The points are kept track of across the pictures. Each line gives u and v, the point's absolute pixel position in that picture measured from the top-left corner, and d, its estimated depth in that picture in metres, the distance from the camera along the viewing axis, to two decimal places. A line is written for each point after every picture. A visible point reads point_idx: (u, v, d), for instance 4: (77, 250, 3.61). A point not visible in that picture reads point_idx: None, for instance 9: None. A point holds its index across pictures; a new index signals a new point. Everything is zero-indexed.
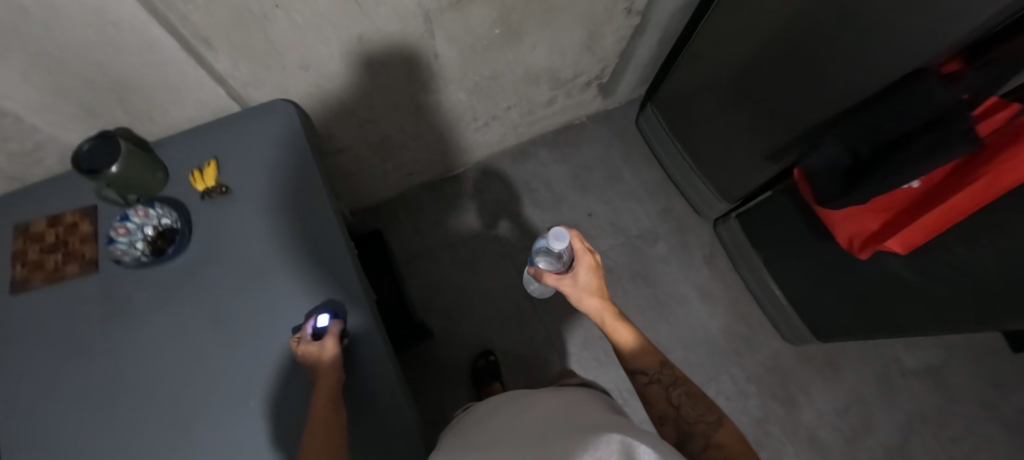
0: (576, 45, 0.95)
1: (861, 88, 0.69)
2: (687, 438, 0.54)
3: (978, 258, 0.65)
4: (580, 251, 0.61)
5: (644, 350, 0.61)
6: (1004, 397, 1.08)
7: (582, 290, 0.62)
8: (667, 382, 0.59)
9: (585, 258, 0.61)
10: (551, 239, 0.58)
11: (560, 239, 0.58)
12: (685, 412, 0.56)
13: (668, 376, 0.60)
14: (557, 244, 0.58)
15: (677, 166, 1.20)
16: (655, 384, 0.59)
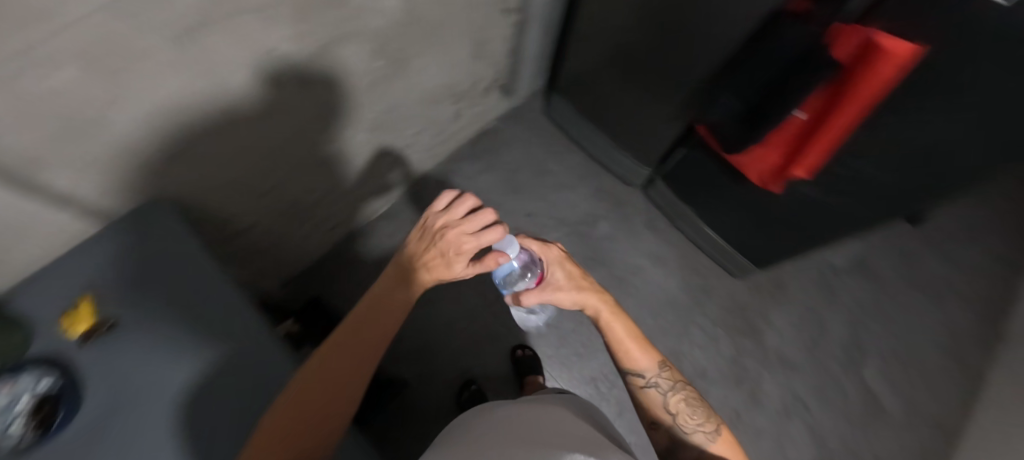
0: (465, 56, 0.94)
1: (728, 40, 0.73)
2: (679, 445, 0.56)
3: (866, 162, 0.72)
4: (543, 252, 0.65)
5: (642, 351, 0.61)
6: (911, 267, 1.28)
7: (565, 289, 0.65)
8: (663, 385, 0.59)
9: (549, 253, 0.66)
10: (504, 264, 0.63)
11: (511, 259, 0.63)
12: (681, 419, 0.57)
13: (666, 379, 0.59)
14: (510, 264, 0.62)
15: (595, 144, 1.23)
16: (652, 388, 0.59)
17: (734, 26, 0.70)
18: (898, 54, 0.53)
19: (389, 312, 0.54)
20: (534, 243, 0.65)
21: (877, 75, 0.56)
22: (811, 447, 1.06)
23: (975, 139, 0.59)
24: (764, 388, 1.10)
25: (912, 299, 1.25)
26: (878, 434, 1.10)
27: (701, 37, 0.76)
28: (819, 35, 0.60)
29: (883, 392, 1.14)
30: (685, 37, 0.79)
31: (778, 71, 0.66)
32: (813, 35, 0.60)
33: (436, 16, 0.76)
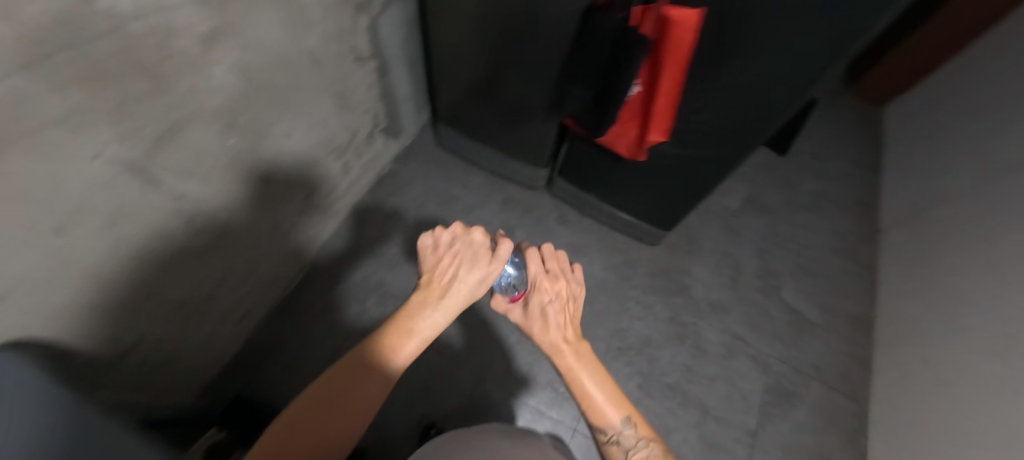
0: (333, 109, 0.94)
1: (560, 40, 0.81)
2: None
3: (705, 116, 0.82)
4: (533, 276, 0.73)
5: (607, 403, 0.63)
6: (792, 190, 1.46)
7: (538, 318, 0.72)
8: (627, 442, 0.60)
9: (540, 279, 0.73)
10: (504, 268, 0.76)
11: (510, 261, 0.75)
12: None
13: (630, 436, 0.60)
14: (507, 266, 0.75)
15: (489, 160, 1.28)
16: (614, 444, 0.60)
17: (559, 27, 0.79)
18: (686, 21, 0.62)
19: (369, 381, 0.56)
20: (534, 262, 0.73)
21: (680, 41, 0.65)
22: (759, 375, 1.14)
23: (770, 78, 0.70)
24: (705, 336, 1.17)
25: (802, 217, 1.41)
26: (809, 343, 1.21)
27: (537, 43, 0.84)
28: (621, 19, 0.69)
29: (804, 305, 1.26)
30: (525, 45, 0.86)
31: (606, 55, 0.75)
32: (619, 20, 0.69)
33: (281, 79, 0.76)
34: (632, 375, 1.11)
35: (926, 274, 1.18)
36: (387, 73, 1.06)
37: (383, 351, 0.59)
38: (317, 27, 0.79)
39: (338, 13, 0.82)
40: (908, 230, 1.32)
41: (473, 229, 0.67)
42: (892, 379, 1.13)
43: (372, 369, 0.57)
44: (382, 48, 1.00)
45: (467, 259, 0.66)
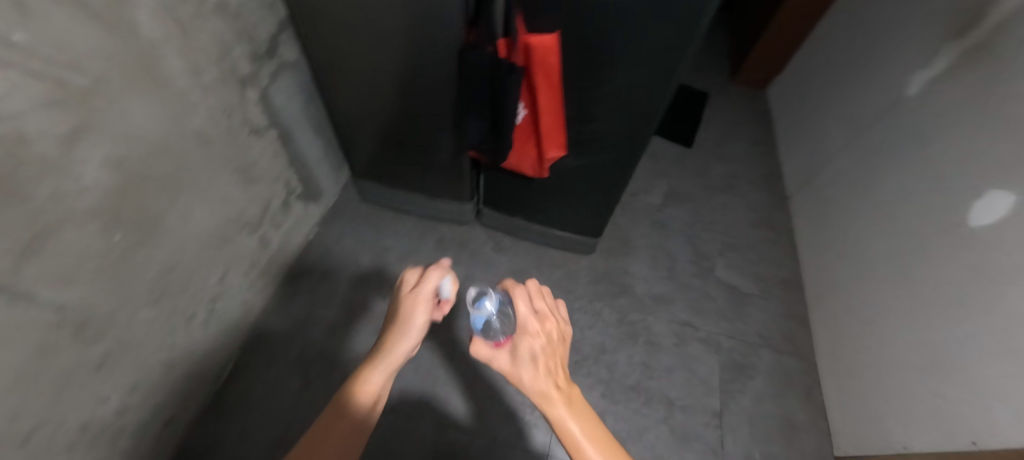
0: (235, 185, 0.92)
1: (447, 79, 0.87)
2: None
3: (593, 127, 0.89)
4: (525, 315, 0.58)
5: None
6: (705, 177, 1.57)
7: (527, 364, 0.54)
8: None
9: (529, 321, 0.57)
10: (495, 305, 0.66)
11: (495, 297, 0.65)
12: None
13: None
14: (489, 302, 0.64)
15: (415, 203, 1.29)
16: None
17: (441, 68, 0.85)
18: (547, 44, 0.70)
19: (337, 441, 0.49)
20: (522, 300, 0.59)
21: (548, 63, 0.72)
22: (712, 356, 1.18)
23: (636, 84, 0.78)
24: (655, 329, 1.20)
25: (720, 199, 1.52)
26: (750, 314, 1.27)
27: (428, 85, 0.90)
28: (490, 51, 0.76)
29: (737, 279, 1.33)
30: (418, 90, 0.92)
31: (488, 85, 0.81)
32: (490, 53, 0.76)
33: (165, 164, 0.74)
34: (595, 385, 1.11)
35: (834, 228, 1.30)
36: (291, 140, 1.06)
37: (343, 411, 0.51)
38: (199, 108, 0.78)
39: (222, 91, 0.82)
40: (810, 191, 1.45)
41: (410, 271, 0.63)
42: (829, 331, 1.21)
43: (338, 430, 0.50)
44: (279, 117, 1.00)
45: (407, 301, 0.60)
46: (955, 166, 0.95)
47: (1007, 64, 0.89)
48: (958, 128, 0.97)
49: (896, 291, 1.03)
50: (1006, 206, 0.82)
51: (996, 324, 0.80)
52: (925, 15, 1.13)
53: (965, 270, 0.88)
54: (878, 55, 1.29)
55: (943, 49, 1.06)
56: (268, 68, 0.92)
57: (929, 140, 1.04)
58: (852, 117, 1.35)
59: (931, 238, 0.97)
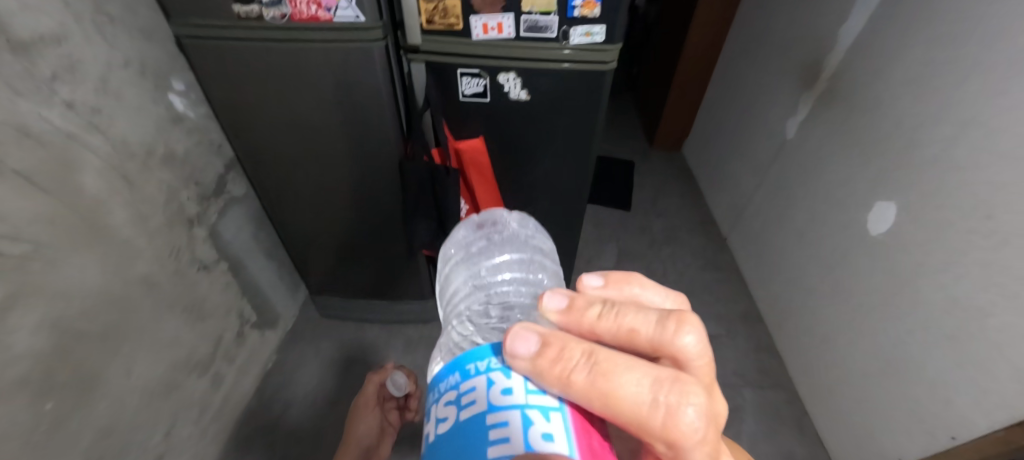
0: (183, 325, 0.89)
1: (392, 192, 0.98)
2: None
3: (529, 208, 1.03)
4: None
5: None
6: (649, 232, 1.70)
7: None
8: None
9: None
10: (485, 373, 0.24)
11: (489, 420, 0.22)
12: None
13: None
14: (464, 423, 0.22)
15: (378, 311, 1.30)
16: None
17: (385, 183, 0.96)
18: (476, 145, 0.90)
19: None
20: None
21: (479, 159, 0.91)
22: None
23: (556, 168, 0.95)
24: None
25: (667, 250, 1.63)
26: (723, 356, 1.31)
27: (375, 200, 1.00)
28: (427, 159, 0.88)
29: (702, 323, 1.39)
30: (366, 207, 1.01)
31: (430, 191, 0.92)
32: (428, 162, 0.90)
33: (106, 318, 0.71)
34: None
35: (769, 258, 1.42)
36: (242, 269, 1.06)
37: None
38: (144, 255, 0.78)
39: (170, 234, 0.84)
40: (741, 229, 1.60)
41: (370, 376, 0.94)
42: (798, 357, 1.26)
43: None
44: (229, 250, 1.01)
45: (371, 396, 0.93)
46: (842, 187, 1.12)
47: (850, 103, 1.10)
48: (833, 158, 1.16)
49: (838, 304, 1.12)
50: (893, 212, 0.96)
51: (924, 317, 0.89)
52: (782, 77, 1.40)
53: (882, 273, 0.99)
54: (756, 111, 1.55)
55: (802, 100, 1.30)
56: (216, 206, 0.96)
57: (817, 170, 1.22)
58: (754, 161, 1.55)
59: (847, 252, 1.09)
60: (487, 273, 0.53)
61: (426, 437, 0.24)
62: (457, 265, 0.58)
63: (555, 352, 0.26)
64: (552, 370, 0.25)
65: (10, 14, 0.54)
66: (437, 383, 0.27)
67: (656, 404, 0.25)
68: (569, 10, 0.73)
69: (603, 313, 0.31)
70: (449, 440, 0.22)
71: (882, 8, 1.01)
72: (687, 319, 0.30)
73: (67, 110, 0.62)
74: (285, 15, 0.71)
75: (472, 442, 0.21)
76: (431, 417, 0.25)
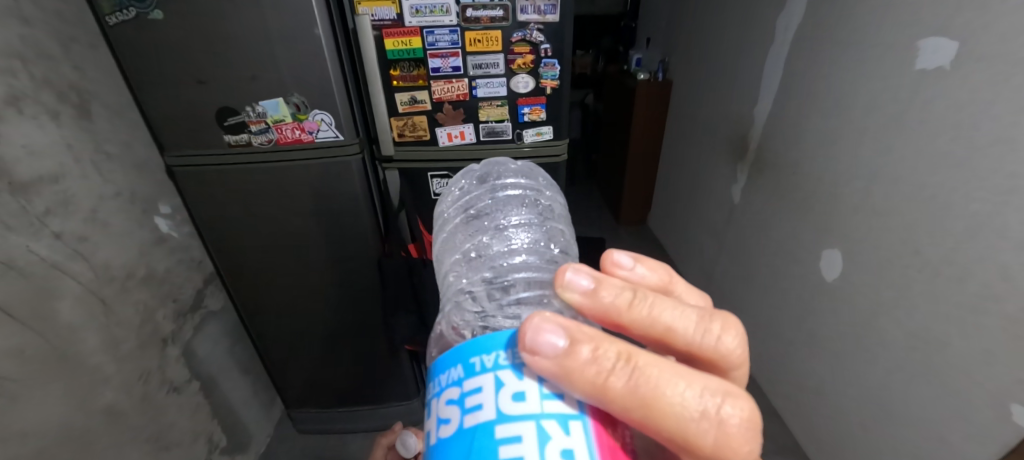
0: (147, 458, 0.82)
1: (371, 290, 1.00)
2: None
3: None
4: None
5: None
6: None
7: None
8: None
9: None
10: (492, 372, 0.27)
11: (500, 432, 0.24)
12: None
13: None
14: (477, 431, 0.24)
15: (362, 418, 1.24)
16: None
17: (362, 283, 0.99)
18: None
19: None
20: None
21: None
22: None
23: None
24: None
25: None
26: None
27: (354, 300, 1.01)
28: (404, 254, 0.96)
29: None
30: (345, 307, 1.02)
31: (408, 284, 0.95)
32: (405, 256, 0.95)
33: (61, 457, 0.66)
34: None
35: (744, 316, 1.47)
36: (215, 388, 1.01)
37: None
38: (114, 381, 0.75)
39: (142, 355, 0.81)
40: (713, 292, 1.67)
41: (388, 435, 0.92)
42: (796, 415, 1.25)
43: None
44: (202, 367, 0.97)
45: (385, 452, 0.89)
46: (790, 242, 1.22)
47: (776, 170, 1.26)
48: (776, 218, 1.28)
49: (816, 353, 1.15)
50: (839, 258, 1.04)
51: (893, 356, 0.92)
52: (718, 153, 1.59)
53: (846, 319, 1.04)
54: (703, 184, 1.72)
55: (738, 169, 1.46)
56: (192, 322, 0.95)
57: (765, 229, 1.33)
58: (711, 226, 1.68)
59: (811, 301, 1.16)
60: (492, 240, 0.55)
61: (438, 423, 0.27)
62: (459, 225, 0.60)
63: (588, 351, 0.27)
64: (583, 372, 0.26)
65: (15, 160, 0.60)
66: (442, 368, 0.29)
67: (704, 412, 0.27)
68: (520, 116, 0.86)
69: (636, 302, 0.32)
70: (462, 439, 0.25)
71: (782, 92, 1.22)
72: (728, 326, 0.33)
73: (55, 240, 0.66)
74: (272, 139, 0.80)
75: (486, 451, 0.24)
76: (439, 409, 0.27)
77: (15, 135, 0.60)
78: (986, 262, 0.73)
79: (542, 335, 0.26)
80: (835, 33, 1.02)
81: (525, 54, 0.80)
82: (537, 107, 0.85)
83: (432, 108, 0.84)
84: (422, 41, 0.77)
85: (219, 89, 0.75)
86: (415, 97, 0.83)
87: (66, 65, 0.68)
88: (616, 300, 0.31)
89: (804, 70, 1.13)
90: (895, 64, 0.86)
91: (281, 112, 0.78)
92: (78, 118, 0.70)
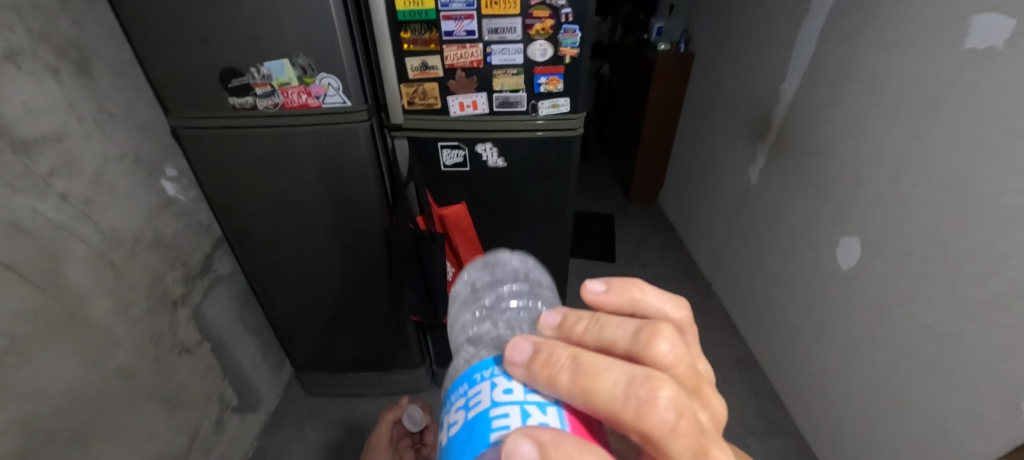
0: (160, 415, 0.85)
1: (378, 260, 0.99)
2: None
3: None
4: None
5: None
6: None
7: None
8: None
9: None
10: (489, 378, 0.28)
11: (494, 415, 0.25)
12: None
13: None
14: (476, 420, 0.25)
15: (367, 383, 1.26)
16: None
17: (369, 253, 0.98)
18: (459, 211, 0.94)
19: None
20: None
21: (463, 224, 0.95)
22: None
23: (535, 228, 1.01)
24: None
25: None
26: None
27: (361, 270, 1.01)
28: (412, 227, 0.93)
29: None
30: (352, 277, 1.02)
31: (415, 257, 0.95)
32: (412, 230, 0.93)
33: (77, 414, 0.68)
34: None
35: (752, 300, 1.46)
36: (225, 351, 1.03)
37: None
38: (125, 342, 0.76)
39: (152, 318, 0.82)
40: (721, 274, 1.66)
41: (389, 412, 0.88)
42: (796, 399, 1.26)
43: None
44: (212, 330, 0.99)
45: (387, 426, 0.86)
46: (804, 228, 1.19)
47: (798, 152, 1.21)
48: (793, 202, 1.24)
49: (823, 340, 1.14)
50: (857, 246, 1.01)
51: (903, 348, 0.91)
52: (737, 132, 1.53)
53: (858, 309, 1.02)
54: (718, 163, 1.68)
55: (757, 149, 1.41)
56: (201, 286, 0.95)
57: (780, 213, 1.30)
58: (723, 208, 1.64)
59: (822, 288, 1.14)
60: (492, 304, 0.51)
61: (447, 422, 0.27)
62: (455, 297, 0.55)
63: (544, 357, 0.28)
64: (543, 374, 0.27)
65: (16, 118, 0.58)
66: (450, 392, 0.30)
67: (628, 395, 0.25)
68: (536, 86, 0.82)
69: (589, 327, 0.32)
70: (467, 430, 0.25)
71: (813, 69, 1.15)
72: (662, 329, 0.29)
73: (61, 202, 0.65)
74: (278, 103, 0.77)
75: (483, 435, 0.25)
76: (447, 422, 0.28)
77: (13, 92, 0.57)
78: (1015, 258, 0.69)
79: (516, 355, 0.28)
80: (877, 6, 0.94)
81: (544, 19, 0.75)
82: (554, 77, 0.81)
83: (444, 74, 0.80)
84: (435, 2, 0.73)
85: (223, 49, 0.72)
86: (426, 63, 0.79)
87: (64, 20, 0.66)
88: (577, 327, 0.33)
89: (837, 45, 1.06)
90: (941, 42, 0.80)
91: (286, 75, 0.74)
92: (79, 75, 0.68)
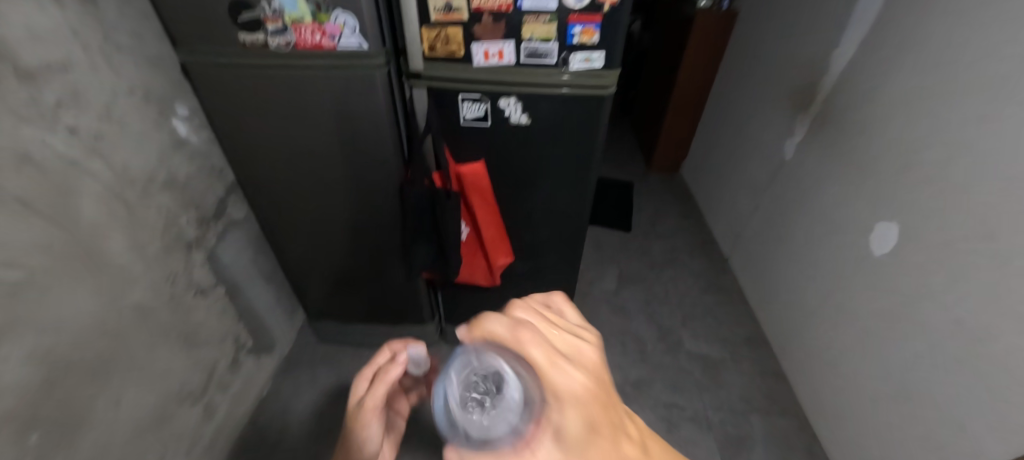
0: (178, 353, 0.87)
1: (391, 215, 0.97)
2: None
3: (528, 230, 1.05)
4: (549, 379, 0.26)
5: None
6: (650, 256, 1.72)
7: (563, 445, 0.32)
8: None
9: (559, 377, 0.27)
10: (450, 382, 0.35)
11: None
12: None
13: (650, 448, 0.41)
14: None
15: (377, 334, 1.29)
16: None
17: (383, 207, 0.96)
18: (477, 169, 0.91)
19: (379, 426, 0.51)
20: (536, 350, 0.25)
21: (481, 183, 0.92)
22: (705, 434, 1.19)
23: (555, 192, 0.97)
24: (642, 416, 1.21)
25: (667, 273, 1.65)
26: (727, 380, 1.31)
27: (373, 224, 0.99)
28: (427, 183, 0.90)
29: (704, 348, 1.39)
30: (365, 230, 1.01)
31: (429, 215, 0.93)
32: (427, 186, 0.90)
33: (97, 348, 0.70)
34: None
35: (769, 280, 1.42)
36: (240, 295, 1.05)
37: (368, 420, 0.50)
38: (141, 281, 0.77)
39: (167, 259, 0.83)
40: (739, 251, 1.61)
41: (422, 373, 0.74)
42: (803, 381, 1.25)
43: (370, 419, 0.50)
44: (227, 274, 1.00)
45: None
46: (837, 210, 1.13)
47: (841, 127, 1.13)
48: (828, 181, 1.17)
49: (840, 326, 1.11)
50: (894, 232, 0.96)
51: (927, 341, 0.88)
52: (776, 102, 1.43)
53: (885, 297, 0.98)
54: (750, 135, 1.58)
55: (796, 122, 1.32)
56: (215, 230, 0.95)
57: (813, 192, 1.23)
58: (750, 183, 1.57)
59: (847, 273, 1.09)
60: None
61: None
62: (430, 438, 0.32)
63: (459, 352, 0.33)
64: None
65: (19, 44, 0.54)
66: None
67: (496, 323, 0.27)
68: (568, 37, 0.75)
69: None
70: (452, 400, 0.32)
71: (872, 35, 1.04)
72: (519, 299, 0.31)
73: (70, 136, 0.63)
74: (290, 42, 0.73)
75: None
76: None
77: (13, 16, 0.54)
78: None
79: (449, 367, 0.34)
80: None
81: None
82: (590, 28, 0.74)
83: (469, 19, 0.74)
84: None
85: None
86: (450, 4, 0.73)
87: None
88: None
89: (906, 8, 0.94)
90: None
91: (299, 11, 0.69)
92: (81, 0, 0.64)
